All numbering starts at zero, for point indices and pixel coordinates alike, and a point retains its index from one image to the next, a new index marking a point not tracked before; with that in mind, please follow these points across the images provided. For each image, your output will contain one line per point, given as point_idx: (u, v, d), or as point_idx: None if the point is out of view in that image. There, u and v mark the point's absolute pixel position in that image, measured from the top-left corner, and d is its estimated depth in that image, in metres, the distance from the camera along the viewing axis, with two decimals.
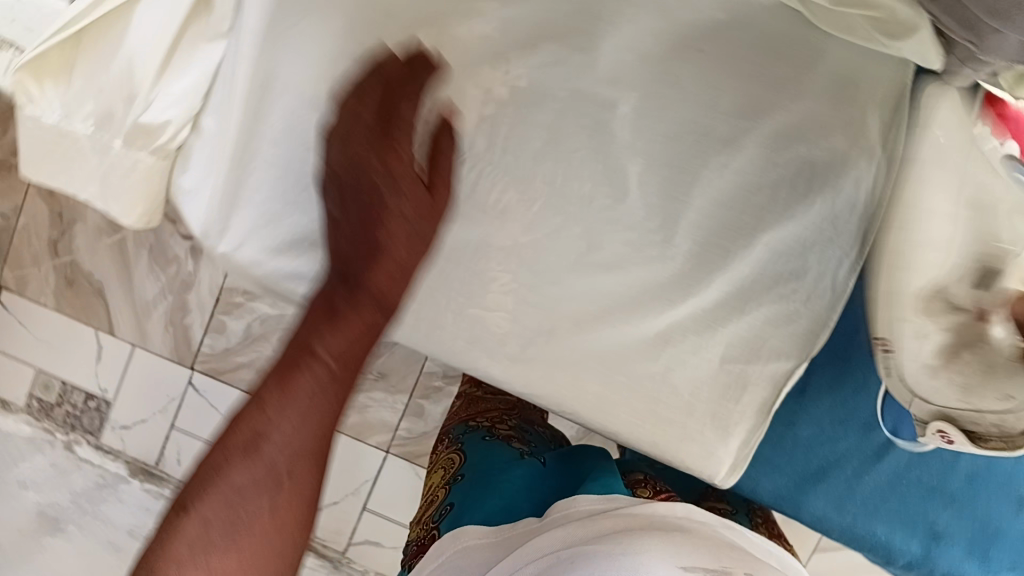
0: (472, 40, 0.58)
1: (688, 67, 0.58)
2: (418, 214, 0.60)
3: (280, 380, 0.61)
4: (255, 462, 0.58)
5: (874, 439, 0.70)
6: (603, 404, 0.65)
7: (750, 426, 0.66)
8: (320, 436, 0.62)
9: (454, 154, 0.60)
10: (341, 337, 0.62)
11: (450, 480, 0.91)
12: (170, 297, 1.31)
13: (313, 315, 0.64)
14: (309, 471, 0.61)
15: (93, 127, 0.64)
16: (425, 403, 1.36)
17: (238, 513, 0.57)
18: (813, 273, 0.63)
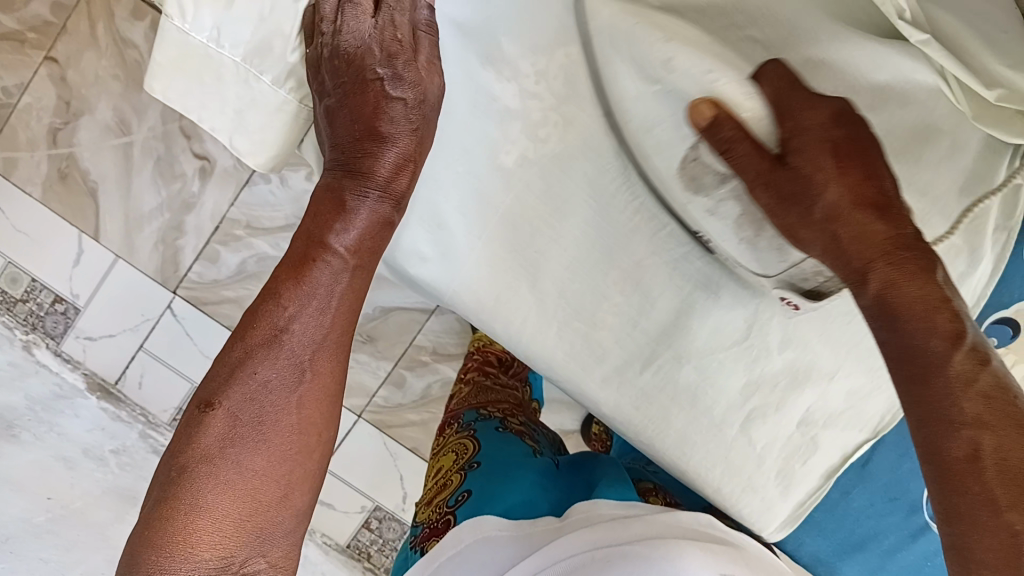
0: None
1: None
2: (419, 114, 0.52)
3: (294, 265, 0.51)
4: (275, 356, 0.49)
5: (915, 520, 0.69)
6: (683, 441, 0.65)
7: (809, 490, 0.67)
8: (341, 329, 0.52)
9: (603, 165, 0.58)
10: (358, 230, 0.52)
11: (462, 463, 0.75)
12: (166, 215, 1.05)
13: (317, 214, 0.52)
14: (332, 362, 0.52)
15: (242, 59, 0.53)
16: (407, 374, 1.14)
17: (262, 410, 0.48)
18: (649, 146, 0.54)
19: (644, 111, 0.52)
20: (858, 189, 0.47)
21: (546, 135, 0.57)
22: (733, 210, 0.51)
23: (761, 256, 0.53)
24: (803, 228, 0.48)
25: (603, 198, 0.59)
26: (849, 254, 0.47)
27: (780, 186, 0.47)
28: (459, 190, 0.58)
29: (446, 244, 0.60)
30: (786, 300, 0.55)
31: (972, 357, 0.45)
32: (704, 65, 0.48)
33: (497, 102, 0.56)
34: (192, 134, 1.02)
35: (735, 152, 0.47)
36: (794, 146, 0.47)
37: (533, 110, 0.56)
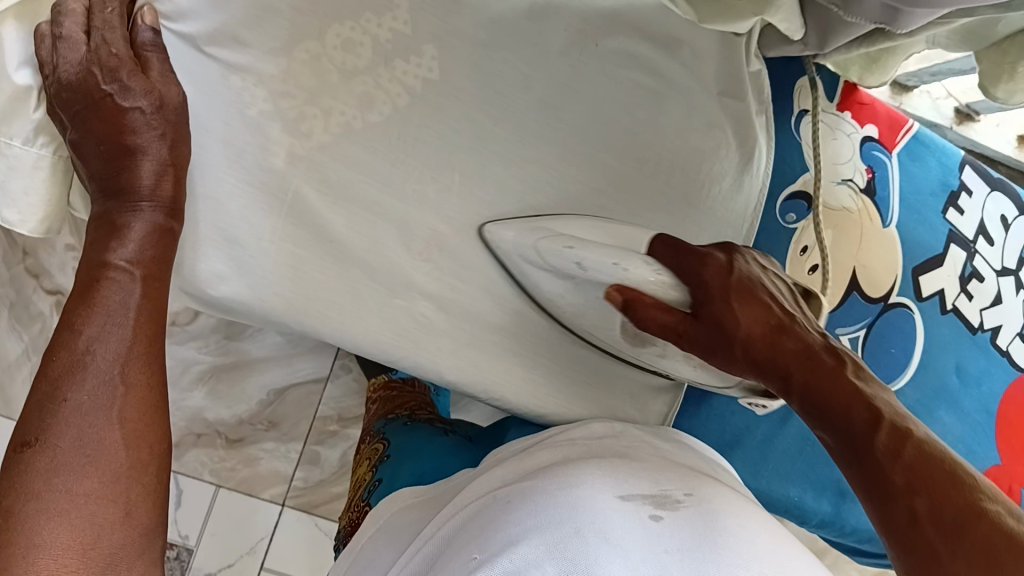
0: (387, 36, 0.61)
1: (586, 59, 0.65)
2: (160, 119, 0.54)
3: (82, 291, 0.51)
4: (82, 376, 0.47)
5: (779, 403, 0.73)
6: (533, 388, 0.67)
7: (668, 400, 0.70)
8: (151, 346, 0.51)
9: (368, 145, 0.61)
10: (135, 242, 0.53)
11: (375, 462, 0.74)
12: (34, 357, 0.94)
13: (98, 234, 0.53)
14: (146, 376, 0.50)
15: None
16: (320, 449, 1.01)
17: (81, 434, 0.45)
18: (587, 321, 0.63)
19: (573, 302, 0.62)
20: (762, 319, 0.52)
21: (309, 129, 0.60)
22: (676, 347, 0.61)
23: (717, 375, 0.61)
24: (729, 361, 0.53)
25: (385, 176, 0.62)
26: (762, 365, 0.51)
27: (694, 335, 0.53)
28: (244, 199, 0.60)
29: (241, 257, 0.60)
30: (753, 403, 0.63)
31: (892, 434, 0.43)
32: (608, 258, 0.56)
33: (252, 108, 0.59)
34: (39, 270, 0.93)
35: (653, 322, 0.54)
36: (705, 306, 0.52)
37: (287, 109, 0.59)
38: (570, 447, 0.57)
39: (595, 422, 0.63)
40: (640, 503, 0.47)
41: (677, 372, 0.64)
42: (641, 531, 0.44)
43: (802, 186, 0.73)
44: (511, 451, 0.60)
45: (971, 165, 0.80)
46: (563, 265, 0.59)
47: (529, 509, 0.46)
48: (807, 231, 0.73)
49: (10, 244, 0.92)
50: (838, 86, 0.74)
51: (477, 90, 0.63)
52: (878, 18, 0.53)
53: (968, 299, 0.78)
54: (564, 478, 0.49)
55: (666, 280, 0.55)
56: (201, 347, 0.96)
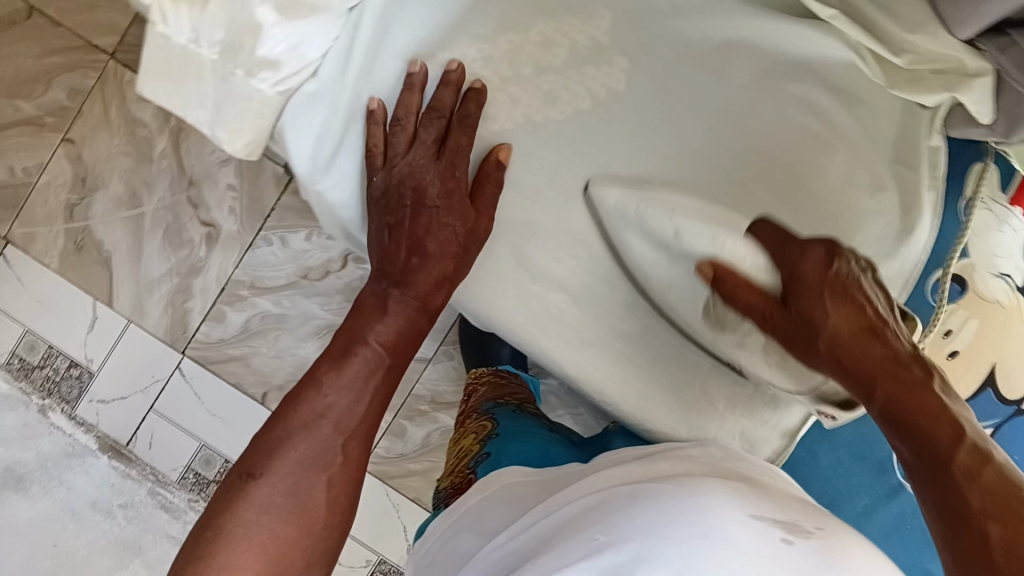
0: (587, 41, 0.65)
1: (767, 101, 0.66)
2: (443, 201, 0.61)
3: (336, 356, 0.57)
4: (313, 438, 0.53)
5: (886, 480, 0.72)
6: (643, 401, 0.68)
7: (777, 447, 0.70)
8: (375, 419, 0.57)
9: (542, 137, 0.65)
10: (389, 327, 0.58)
11: (481, 438, 0.76)
12: (174, 279, 1.01)
13: (358, 313, 0.60)
14: (352, 446, 0.55)
15: (220, 55, 0.59)
16: (407, 425, 1.05)
17: (295, 483, 0.52)
18: (668, 298, 0.63)
19: (661, 275, 0.62)
20: (856, 321, 0.51)
21: (494, 112, 0.65)
22: (757, 341, 0.60)
23: (789, 372, 0.60)
24: (817, 358, 0.53)
25: (550, 170, 0.65)
26: (852, 372, 0.50)
27: (784, 325, 0.54)
28: None
29: None
30: (824, 412, 0.61)
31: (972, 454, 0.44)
32: (723, 243, 0.57)
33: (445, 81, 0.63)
34: (200, 202, 1.00)
35: (743, 301, 0.55)
36: (796, 291, 0.53)
37: None
38: (696, 466, 0.57)
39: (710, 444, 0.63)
40: (768, 524, 0.46)
41: (753, 370, 0.63)
42: (767, 547, 0.43)
43: (959, 269, 0.71)
44: (626, 457, 0.61)
45: None
46: (662, 236, 0.60)
47: (651, 509, 0.46)
48: (956, 315, 0.71)
49: (180, 173, 0.99)
50: (1012, 181, 0.72)
51: (654, 108, 0.66)
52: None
53: None
54: (689, 487, 0.49)
55: (762, 266, 0.56)
56: (326, 303, 1.01)
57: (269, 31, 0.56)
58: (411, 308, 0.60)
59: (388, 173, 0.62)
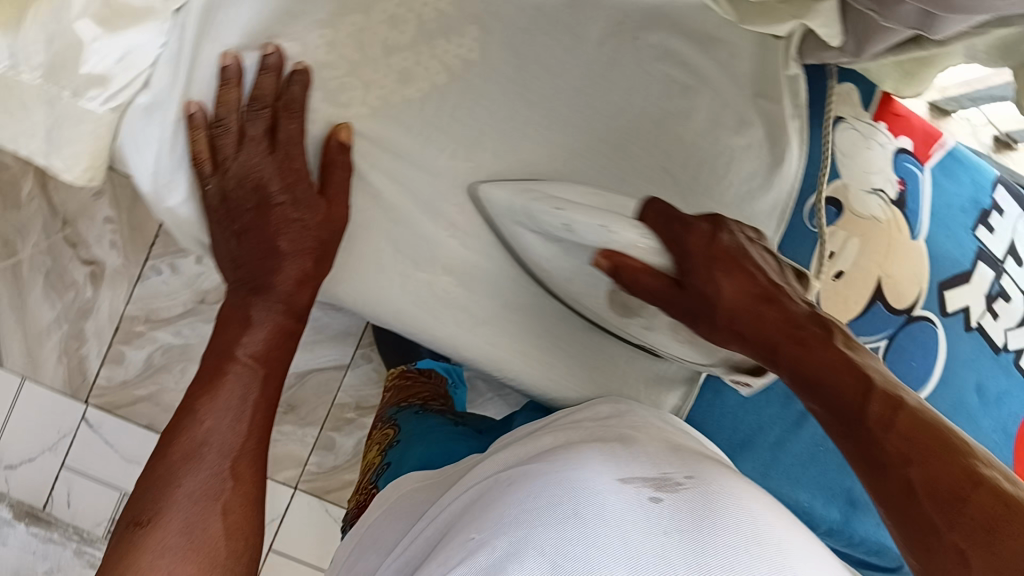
0: (433, 15, 0.62)
1: (625, 52, 0.66)
2: (291, 194, 0.60)
3: (208, 382, 0.58)
4: (198, 469, 0.54)
5: (793, 407, 0.73)
6: (547, 368, 0.68)
7: (679, 393, 0.71)
8: (253, 433, 0.58)
9: (403, 121, 0.63)
10: (257, 340, 0.61)
11: (385, 446, 0.79)
12: (64, 325, 0.96)
13: (223, 330, 0.61)
14: (242, 463, 0.56)
15: (44, 80, 0.54)
16: (336, 436, 1.02)
17: (186, 519, 0.51)
18: (568, 285, 0.64)
19: (558, 265, 0.62)
20: (745, 289, 0.55)
21: (348, 101, 0.62)
22: (667, 318, 0.61)
23: (691, 351, 0.63)
24: (720, 334, 0.56)
25: (416, 153, 0.64)
26: (753, 340, 0.54)
27: (678, 302, 0.56)
28: None
29: None
30: (739, 380, 0.63)
31: (887, 396, 0.45)
32: (597, 219, 0.55)
33: None
34: (78, 240, 0.94)
35: (641, 284, 0.56)
36: (685, 268, 0.55)
37: (329, 79, 0.61)
38: (577, 432, 0.59)
39: (604, 401, 0.66)
40: (640, 485, 0.47)
41: (663, 347, 0.66)
42: (638, 510, 0.44)
43: (833, 191, 0.71)
44: (516, 436, 0.63)
45: (1003, 184, 0.79)
46: (542, 217, 0.58)
47: (527, 493, 0.47)
48: (836, 238, 0.71)
49: (51, 213, 0.93)
50: (874, 97, 0.73)
51: (513, 75, 0.64)
52: (912, 24, 0.53)
53: (993, 318, 0.77)
54: (562, 462, 0.50)
55: (644, 232, 0.56)
56: None
57: (90, 46, 0.53)
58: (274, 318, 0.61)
59: (223, 182, 0.59)
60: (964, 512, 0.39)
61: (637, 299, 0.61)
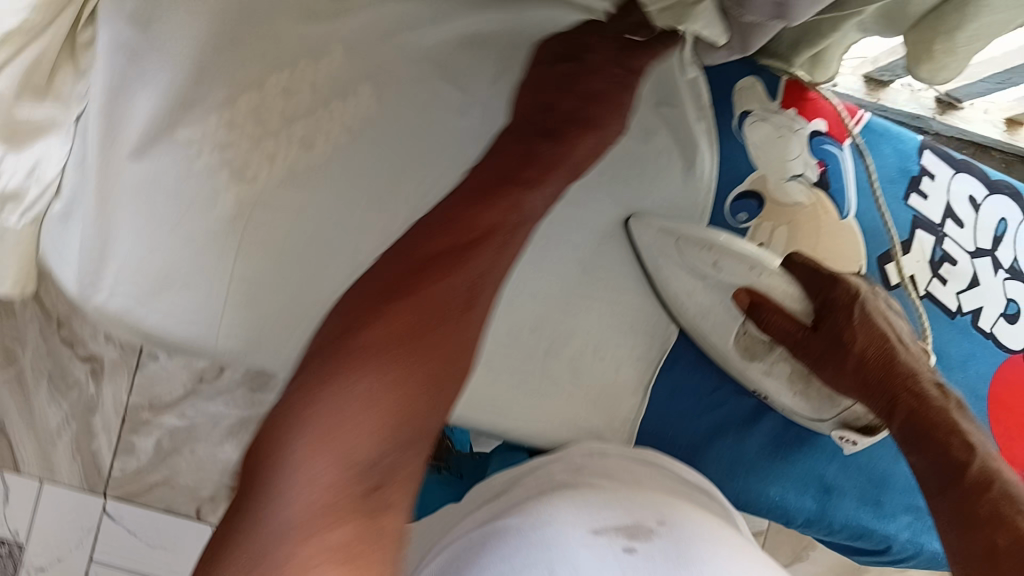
0: (325, 79, 0.64)
1: (518, 85, 0.68)
2: (552, 101, 0.60)
3: (410, 263, 0.44)
4: (322, 363, 0.40)
5: (745, 402, 0.73)
6: (494, 403, 0.67)
7: (631, 406, 0.71)
8: (472, 275, 0.45)
9: (311, 184, 0.65)
10: (548, 192, 0.54)
11: None
12: (74, 423, 1.00)
13: (490, 174, 0.53)
14: (399, 435, 0.39)
15: None
16: None
17: (325, 421, 0.38)
18: (705, 324, 0.69)
19: (700, 303, 0.69)
20: (876, 341, 0.63)
21: (254, 174, 0.63)
22: (784, 369, 0.69)
23: (816, 403, 0.69)
24: (838, 378, 0.64)
25: (329, 212, 0.65)
26: (870, 383, 0.63)
27: (815, 345, 0.64)
28: (186, 246, 0.62)
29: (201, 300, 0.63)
30: (845, 438, 0.69)
31: (982, 471, 0.56)
32: (743, 261, 0.67)
33: (199, 160, 0.62)
34: (74, 339, 0.99)
35: (776, 325, 0.66)
36: (824, 315, 0.65)
37: (233, 157, 0.63)
38: (555, 480, 0.63)
39: (576, 445, 0.68)
40: (613, 536, 0.53)
41: (772, 398, 0.70)
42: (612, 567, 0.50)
43: (752, 185, 0.73)
44: (497, 490, 0.67)
45: (932, 149, 0.78)
46: (703, 268, 0.68)
47: (504, 547, 0.53)
48: (761, 229, 0.72)
49: (47, 318, 0.99)
50: (778, 86, 0.73)
51: (413, 124, 0.67)
52: (769, 13, 0.54)
53: (942, 283, 0.77)
54: (540, 519, 0.55)
55: (785, 282, 0.67)
56: (229, 401, 1.00)
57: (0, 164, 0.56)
58: (489, 222, 0.48)
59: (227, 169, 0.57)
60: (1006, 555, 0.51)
61: (763, 343, 0.69)
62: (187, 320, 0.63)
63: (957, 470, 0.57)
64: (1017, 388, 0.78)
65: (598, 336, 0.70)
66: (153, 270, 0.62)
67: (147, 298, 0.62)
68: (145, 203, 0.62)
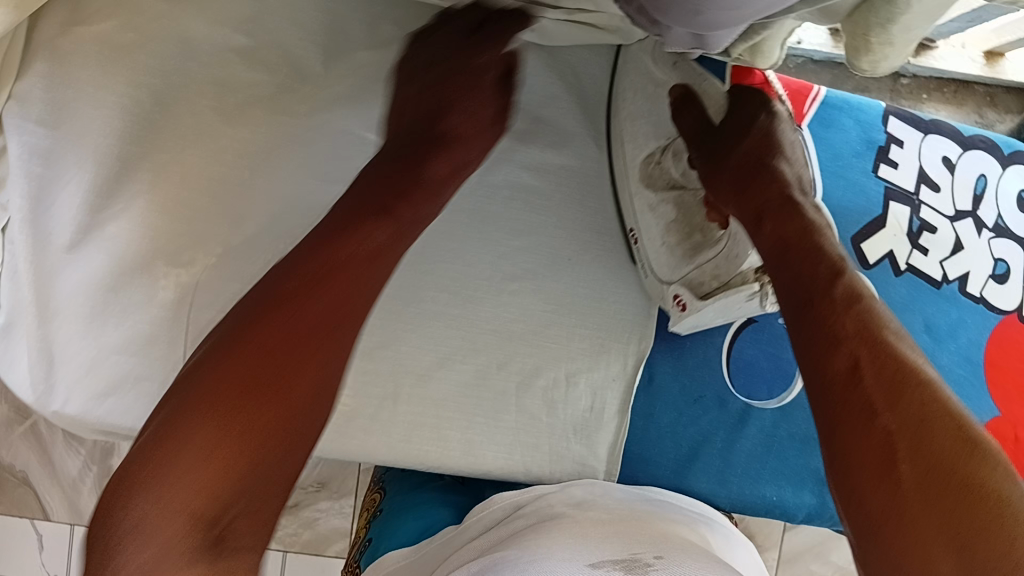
0: (251, 145, 0.63)
1: None
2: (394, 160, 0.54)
3: (237, 328, 0.44)
4: (174, 449, 0.40)
5: (731, 406, 0.71)
6: (471, 447, 0.66)
7: (614, 428, 0.69)
8: (331, 347, 0.46)
9: (253, 258, 0.63)
10: (386, 261, 0.49)
11: (370, 513, 0.79)
12: (94, 468, 0.95)
13: (328, 229, 0.49)
14: (280, 430, 0.43)
15: None
16: None
17: (136, 544, 0.38)
18: (628, 128, 0.66)
19: (635, 107, 0.65)
20: (767, 154, 0.57)
21: (190, 258, 0.62)
22: (666, 210, 0.63)
23: (673, 257, 0.63)
24: (720, 188, 0.57)
25: None
26: (750, 196, 0.55)
27: (709, 139, 0.59)
28: (131, 341, 0.61)
29: (153, 393, 0.62)
30: (679, 300, 0.63)
31: (846, 295, 0.47)
32: (696, 73, 0.61)
33: (130, 252, 0.61)
34: None
35: (683, 114, 0.60)
36: (733, 120, 0.59)
37: (166, 244, 0.62)
38: (548, 513, 0.61)
39: (580, 479, 0.66)
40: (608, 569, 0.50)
41: (642, 236, 0.66)
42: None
43: None
44: (492, 521, 0.64)
45: (895, 115, 0.75)
46: (658, 76, 0.63)
47: None
48: None
49: None
50: (724, 75, 0.71)
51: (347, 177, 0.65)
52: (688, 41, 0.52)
53: (923, 254, 0.74)
54: (532, 553, 0.53)
55: (720, 105, 0.61)
56: None
57: None
58: (330, 300, 0.46)
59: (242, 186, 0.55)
60: (908, 415, 0.41)
61: (666, 180, 0.63)
62: (143, 414, 0.61)
63: (822, 284, 0.48)
64: (1010, 349, 0.75)
65: (569, 360, 0.67)
66: (102, 371, 0.61)
67: (105, 397, 0.61)
68: (85, 304, 0.61)
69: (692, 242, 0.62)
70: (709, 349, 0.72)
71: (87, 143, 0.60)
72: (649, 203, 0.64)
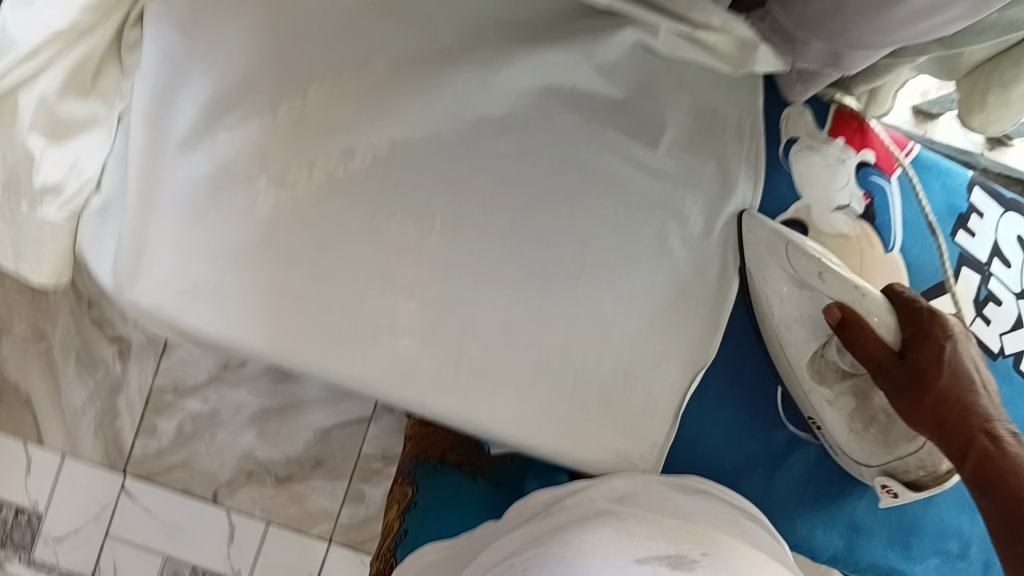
0: (366, 84, 0.63)
1: (561, 106, 0.67)
2: None
3: None
4: None
5: (777, 436, 0.73)
6: (517, 422, 0.67)
7: (663, 431, 0.69)
8: None
9: (353, 194, 0.64)
10: None
11: (402, 511, 0.76)
12: (98, 403, 1.00)
13: None
14: None
15: (60, 211, 0.63)
16: (365, 488, 1.02)
17: None
18: (783, 322, 0.69)
19: (788, 310, 0.68)
20: (959, 383, 0.62)
21: (293, 180, 0.63)
22: (848, 401, 0.68)
23: (869, 446, 0.69)
24: (914, 412, 0.63)
25: (366, 225, 0.64)
26: (950, 428, 0.61)
27: (896, 377, 0.63)
28: (220, 248, 0.63)
29: (227, 300, 0.63)
30: (889, 488, 0.69)
31: None
32: (850, 283, 0.64)
33: (234, 161, 0.62)
34: (103, 319, 0.99)
35: (862, 347, 0.64)
36: (914, 345, 0.63)
37: (274, 163, 0.63)
38: (591, 510, 0.59)
39: (621, 479, 0.64)
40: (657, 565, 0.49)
41: (830, 428, 0.70)
42: None
43: (795, 214, 0.72)
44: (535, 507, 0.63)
45: (981, 186, 0.77)
46: (804, 276, 0.66)
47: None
48: None
49: (77, 296, 0.99)
50: (827, 114, 0.73)
51: (454, 136, 0.65)
52: (824, 62, 0.56)
53: (985, 323, 0.74)
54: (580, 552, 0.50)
55: (884, 307, 0.64)
56: (252, 389, 1.00)
57: (41, 158, 0.59)
58: None
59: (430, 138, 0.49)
60: None
61: (836, 371, 0.68)
62: (217, 320, 0.63)
63: None
64: None
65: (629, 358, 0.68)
66: (185, 270, 0.63)
67: (182, 297, 0.63)
68: (185, 199, 0.62)
69: (881, 426, 0.68)
70: (764, 376, 0.73)
71: (222, 52, 0.61)
72: (829, 401, 0.69)
